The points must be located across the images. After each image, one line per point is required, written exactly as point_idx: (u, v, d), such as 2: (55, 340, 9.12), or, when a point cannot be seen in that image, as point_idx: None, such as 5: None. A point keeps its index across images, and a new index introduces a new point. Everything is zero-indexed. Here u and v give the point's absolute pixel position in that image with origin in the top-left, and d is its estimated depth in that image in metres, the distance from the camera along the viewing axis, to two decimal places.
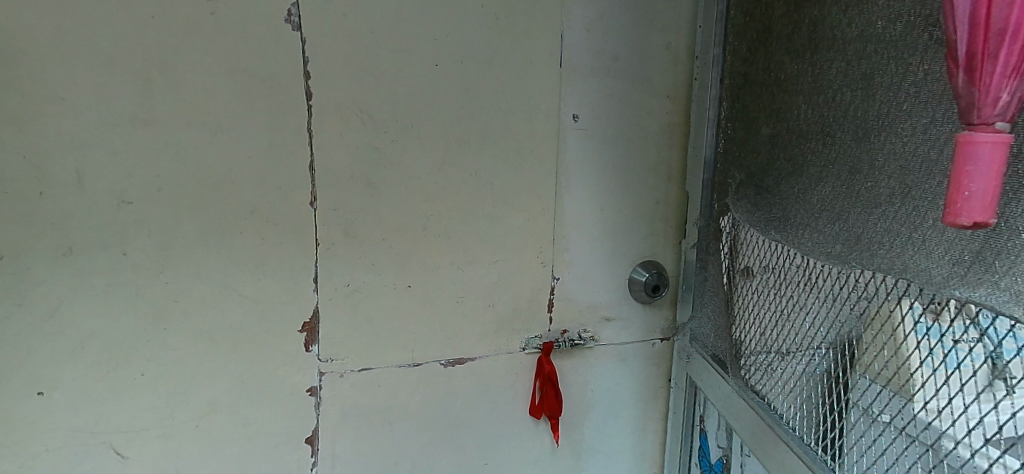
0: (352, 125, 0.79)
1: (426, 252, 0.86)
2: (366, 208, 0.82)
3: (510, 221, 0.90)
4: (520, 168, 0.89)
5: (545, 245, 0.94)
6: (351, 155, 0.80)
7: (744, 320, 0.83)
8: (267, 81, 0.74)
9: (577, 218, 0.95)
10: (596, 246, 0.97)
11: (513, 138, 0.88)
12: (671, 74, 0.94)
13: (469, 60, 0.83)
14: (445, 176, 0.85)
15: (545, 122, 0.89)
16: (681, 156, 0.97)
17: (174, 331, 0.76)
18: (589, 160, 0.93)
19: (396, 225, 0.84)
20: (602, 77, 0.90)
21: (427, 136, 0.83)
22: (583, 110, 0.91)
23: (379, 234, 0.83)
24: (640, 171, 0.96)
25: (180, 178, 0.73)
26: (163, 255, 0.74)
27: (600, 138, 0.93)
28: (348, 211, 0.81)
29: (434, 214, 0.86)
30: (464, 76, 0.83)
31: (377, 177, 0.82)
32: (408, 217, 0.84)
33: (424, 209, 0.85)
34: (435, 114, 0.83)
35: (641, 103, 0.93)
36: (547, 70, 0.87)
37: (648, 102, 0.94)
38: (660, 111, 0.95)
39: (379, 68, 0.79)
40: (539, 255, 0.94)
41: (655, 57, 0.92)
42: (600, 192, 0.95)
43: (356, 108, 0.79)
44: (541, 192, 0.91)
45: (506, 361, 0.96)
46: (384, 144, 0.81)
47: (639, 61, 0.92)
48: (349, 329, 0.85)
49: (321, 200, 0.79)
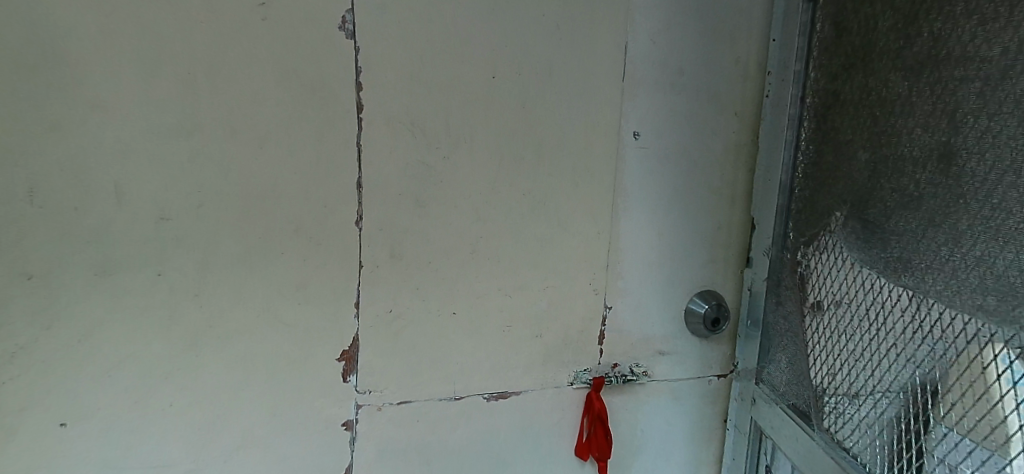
0: (401, 139, 0.73)
1: (474, 276, 0.80)
2: (413, 228, 0.76)
3: (563, 244, 0.84)
4: (576, 188, 0.83)
5: (599, 272, 0.87)
6: (400, 172, 0.74)
7: (823, 364, 0.74)
8: (316, 91, 0.69)
9: (633, 244, 0.88)
10: (652, 274, 0.90)
11: (571, 158, 0.82)
12: (740, 90, 0.87)
13: (528, 73, 0.78)
14: (498, 196, 0.79)
15: (605, 140, 0.83)
16: (746, 180, 0.90)
17: (207, 358, 0.71)
18: (648, 182, 0.86)
19: (443, 247, 0.78)
20: (667, 92, 0.84)
21: (481, 152, 0.77)
22: (645, 128, 0.84)
23: (426, 257, 0.77)
24: (703, 194, 0.89)
25: (222, 194, 0.68)
26: (200, 276, 0.69)
27: (662, 159, 0.86)
28: (394, 230, 0.75)
29: (485, 236, 0.80)
30: (523, 90, 0.78)
31: (427, 195, 0.76)
32: (455, 238, 0.78)
33: (473, 231, 0.79)
34: (490, 130, 0.77)
35: (707, 121, 0.87)
36: (609, 83, 0.81)
37: (714, 122, 0.87)
38: (727, 130, 0.88)
39: (432, 79, 0.74)
40: (593, 282, 0.87)
41: (723, 74, 0.86)
42: (659, 215, 0.88)
43: (407, 120, 0.73)
44: (597, 214, 0.85)
45: (553, 396, 0.88)
46: (436, 160, 0.75)
47: (707, 77, 0.85)
48: (389, 359, 0.78)
49: (366, 218, 0.74)
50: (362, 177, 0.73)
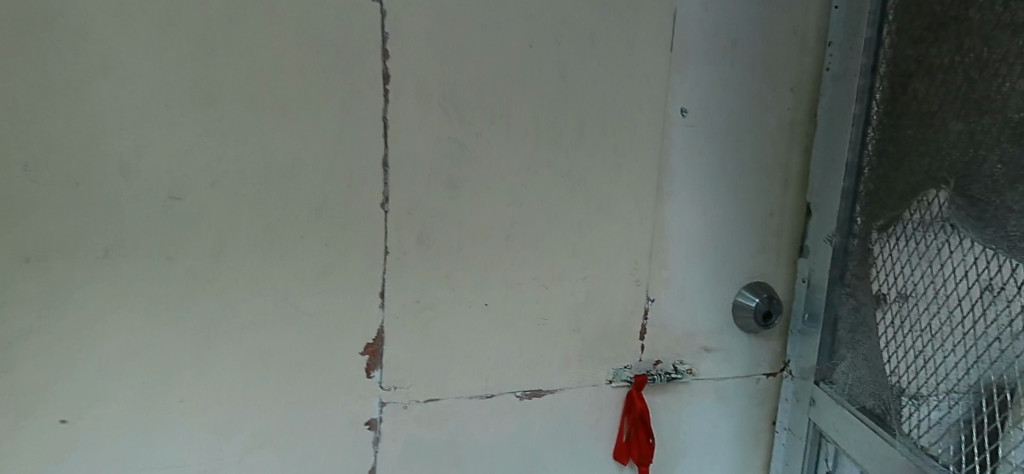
0: (430, 113, 0.67)
1: (507, 264, 0.74)
2: (443, 212, 0.70)
3: (604, 230, 0.77)
4: (619, 169, 0.76)
5: (641, 260, 0.80)
6: (429, 149, 0.68)
7: (902, 358, 0.68)
8: (338, 60, 0.63)
9: (679, 231, 0.81)
10: (699, 264, 0.83)
11: (613, 135, 0.75)
12: (798, 62, 0.79)
13: (569, 42, 0.71)
14: (535, 176, 0.73)
15: (651, 116, 0.76)
16: (802, 161, 0.82)
17: (220, 351, 0.65)
18: (697, 164, 0.79)
19: (475, 232, 0.72)
20: (719, 63, 0.77)
21: (516, 128, 0.71)
22: (693, 103, 0.77)
23: (457, 243, 0.71)
24: (755, 177, 0.82)
25: (236, 172, 0.62)
26: (212, 262, 0.63)
27: (711, 138, 0.79)
28: (423, 213, 0.69)
29: (520, 220, 0.73)
30: (562, 60, 0.71)
31: (458, 175, 0.69)
32: (488, 223, 0.72)
33: (507, 215, 0.72)
34: (527, 104, 0.71)
35: (761, 96, 0.79)
36: (656, 54, 0.74)
37: (768, 97, 0.79)
38: (783, 106, 0.80)
39: (465, 48, 0.67)
40: (635, 272, 0.80)
41: (779, 44, 0.78)
42: (707, 199, 0.81)
43: (437, 92, 0.67)
44: (640, 198, 0.78)
45: (590, 395, 0.82)
46: (468, 137, 0.69)
47: (762, 47, 0.78)
48: (416, 353, 0.72)
49: (392, 199, 0.68)
50: (388, 154, 0.67)
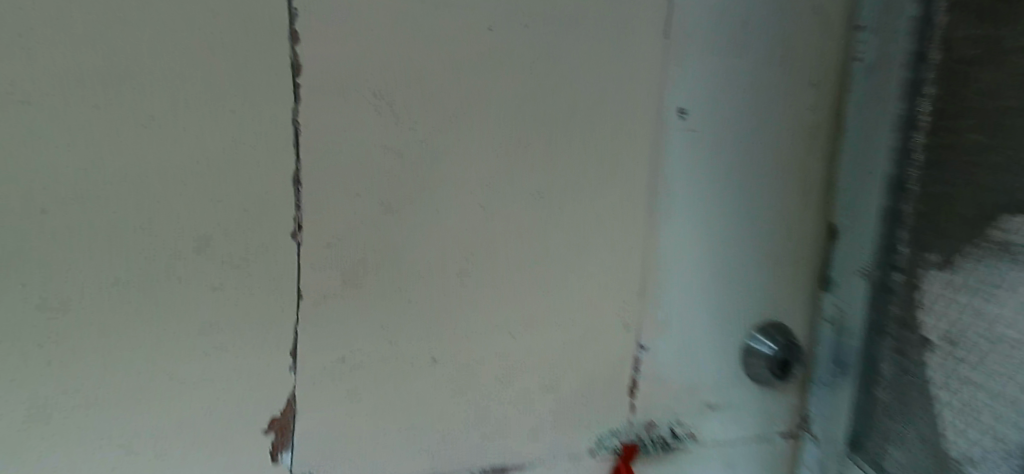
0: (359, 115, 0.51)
1: (459, 309, 0.58)
2: (376, 243, 0.54)
3: (585, 265, 0.61)
4: (602, 188, 0.60)
5: (631, 300, 0.64)
6: (357, 163, 0.52)
7: (972, 431, 0.53)
8: (228, 45, 0.47)
9: (677, 263, 0.66)
10: (702, 301, 0.68)
11: (597, 145, 0.59)
12: (818, 54, 0.66)
13: (539, 26, 0.55)
14: (496, 198, 0.57)
15: (642, 122, 0.60)
16: (819, 178, 0.69)
17: (64, 431, 0.49)
18: (700, 180, 0.64)
19: (418, 269, 0.56)
20: (727, 55, 0.62)
21: (472, 136, 0.55)
22: (694, 103, 0.62)
23: (394, 284, 0.55)
24: (767, 195, 0.68)
25: (79, 197, 0.46)
26: (49, 317, 0.47)
27: (717, 149, 0.64)
28: (349, 245, 0.53)
29: (478, 253, 0.57)
30: (532, 49, 0.55)
31: (395, 197, 0.54)
32: (436, 257, 0.56)
33: (461, 248, 0.57)
34: (487, 105, 0.55)
35: (775, 96, 0.65)
36: (649, 42, 0.59)
37: (784, 100, 0.65)
38: (801, 106, 0.67)
39: (402, 28, 0.51)
40: (623, 315, 0.64)
41: (798, 36, 0.64)
42: (711, 223, 0.66)
43: (367, 86, 0.51)
44: (629, 223, 0.62)
45: (568, 468, 0.66)
46: (410, 147, 0.53)
47: (777, 39, 0.64)
48: (338, 427, 0.56)
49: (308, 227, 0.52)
50: (303, 169, 0.51)
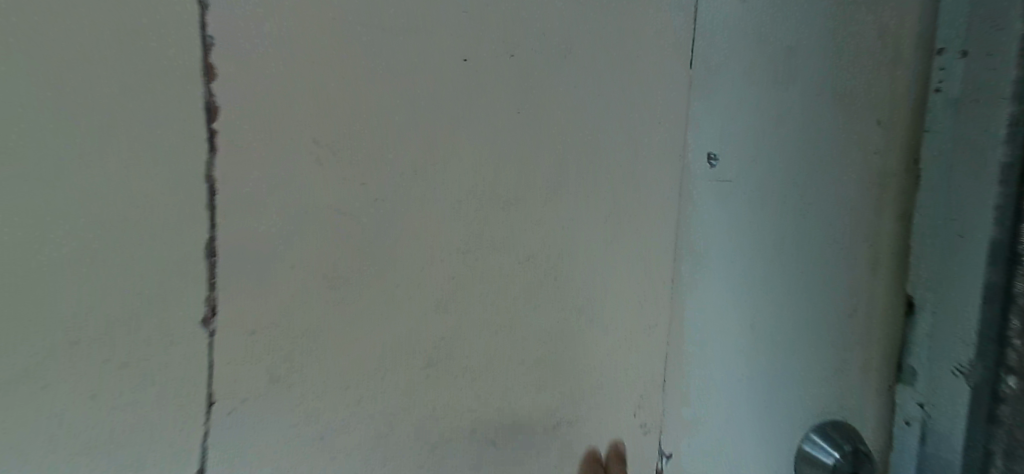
0: (296, 168, 0.40)
1: (430, 399, 0.48)
2: (319, 330, 0.43)
3: (590, 337, 0.53)
4: (610, 247, 0.52)
5: (646, 376, 0.56)
6: (294, 231, 0.40)
7: None
8: (84, 86, 0.34)
9: (710, 334, 0.57)
10: (738, 375, 0.58)
11: (606, 200, 0.51)
12: (872, 90, 0.59)
13: (535, 61, 0.47)
14: (478, 264, 0.47)
15: (660, 171, 0.53)
16: (882, 234, 0.61)
17: None
18: (732, 234, 0.56)
19: (376, 358, 0.45)
20: (762, 94, 0.55)
21: (445, 192, 0.45)
22: (725, 148, 0.54)
23: (343, 379, 0.44)
24: (818, 251, 0.59)
25: None
26: None
27: (753, 202, 0.56)
28: (280, 336, 0.41)
29: (453, 332, 0.47)
30: (524, 87, 0.47)
31: (347, 270, 0.43)
32: (408, 339, 0.46)
33: (435, 327, 0.47)
34: (463, 153, 0.45)
35: (822, 139, 0.58)
36: (668, 81, 0.52)
37: (829, 146, 0.58)
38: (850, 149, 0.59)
39: (354, 59, 0.40)
40: (638, 394, 0.55)
41: (841, 74, 0.57)
42: (749, 284, 0.57)
43: (303, 131, 0.39)
44: (644, 287, 0.54)
45: None
46: (361, 209, 0.42)
47: (813, 76, 0.56)
48: None
49: (222, 315, 0.39)
50: (218, 236, 0.38)
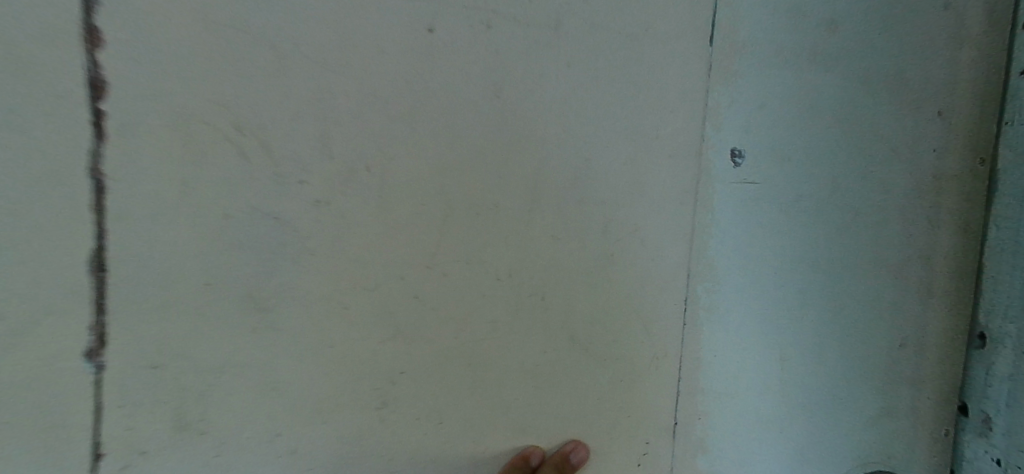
0: (220, 168, 0.35)
1: (386, 435, 0.40)
2: (247, 347, 0.36)
3: (582, 367, 0.44)
4: (610, 262, 0.43)
5: (651, 415, 0.46)
6: (212, 240, 0.35)
7: None
8: None
9: (732, 372, 0.47)
10: (767, 415, 0.48)
11: (603, 207, 0.43)
12: (952, 66, 0.47)
13: (517, 39, 0.39)
14: (441, 276, 0.40)
15: (669, 167, 0.44)
16: (965, 247, 0.48)
17: None
18: (762, 245, 0.46)
19: (320, 381, 0.38)
20: (799, 74, 0.45)
21: (404, 190, 0.39)
22: (752, 140, 0.44)
23: (280, 404, 0.38)
24: (877, 269, 0.47)
25: None
26: None
27: (787, 210, 0.45)
28: (196, 353, 0.35)
29: (413, 356, 0.40)
30: (501, 70, 0.40)
31: (281, 286, 0.37)
32: (357, 373, 0.39)
33: (390, 351, 0.39)
34: (424, 150, 0.39)
35: (880, 129, 0.46)
36: (681, 61, 0.43)
37: (890, 138, 0.46)
38: (922, 143, 0.47)
39: (292, 40, 0.35)
40: (642, 434, 0.46)
41: (905, 51, 0.46)
42: (784, 306, 0.46)
43: (229, 125, 0.35)
44: (649, 310, 0.45)
45: None
46: (298, 208, 0.36)
47: (868, 55, 0.45)
48: None
49: (111, 339, 0.34)
50: (106, 236, 0.33)
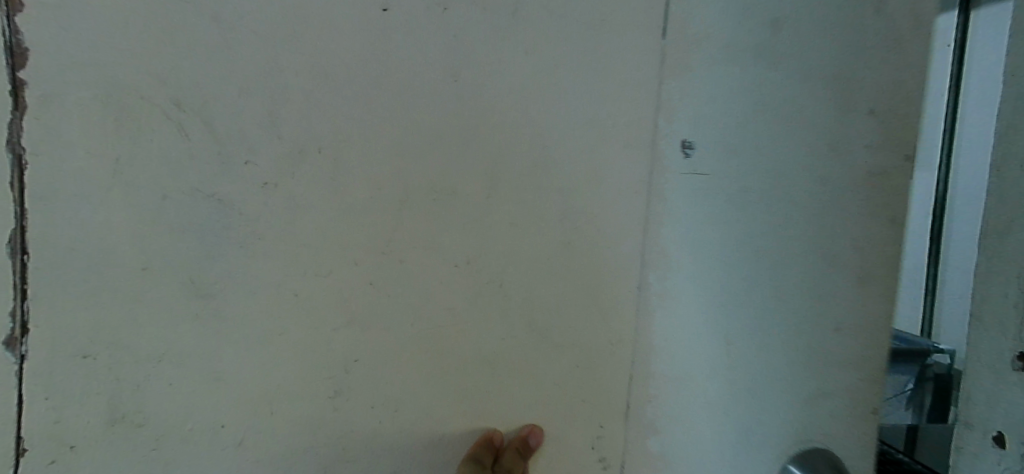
0: (160, 148, 0.33)
1: (338, 423, 0.39)
2: (187, 333, 0.35)
3: (538, 353, 0.44)
4: (566, 248, 0.44)
5: (604, 397, 0.47)
6: (152, 223, 0.34)
7: None
8: None
9: (682, 356, 0.48)
10: (718, 400, 0.49)
11: (562, 195, 0.43)
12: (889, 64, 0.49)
13: (475, 23, 0.39)
14: (397, 262, 0.39)
15: (622, 156, 0.45)
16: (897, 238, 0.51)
17: None
18: (711, 234, 0.47)
19: (267, 369, 0.37)
20: (746, 68, 0.46)
21: (360, 173, 0.38)
22: (701, 131, 0.46)
23: (224, 393, 0.36)
24: (820, 258, 0.49)
25: None
26: None
27: (734, 200, 0.47)
28: (134, 337, 0.34)
29: (367, 344, 0.39)
30: (460, 54, 0.39)
31: (226, 269, 0.35)
32: (308, 361, 0.38)
33: (344, 339, 0.38)
34: (381, 134, 0.38)
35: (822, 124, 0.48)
36: (634, 52, 0.44)
37: (832, 133, 0.48)
38: (860, 138, 0.49)
39: (241, 15, 0.34)
40: (595, 416, 0.47)
41: (846, 49, 0.48)
42: (733, 293, 0.48)
43: (172, 102, 0.33)
44: (602, 296, 0.46)
45: None
46: (244, 188, 0.35)
47: (810, 50, 0.47)
48: None
49: (32, 325, 0.32)
50: (27, 216, 0.32)
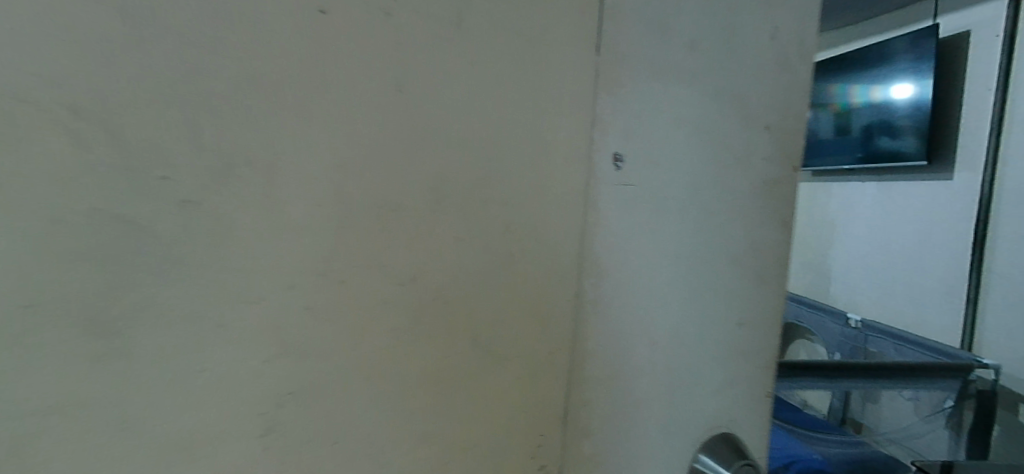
0: (50, 161, 0.28)
1: (269, 460, 0.36)
2: (86, 375, 0.30)
3: (478, 368, 0.44)
4: (507, 261, 0.44)
5: (543, 405, 0.48)
6: (40, 248, 0.28)
7: None
8: None
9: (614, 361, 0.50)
10: (643, 397, 0.52)
11: (504, 208, 0.43)
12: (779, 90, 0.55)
13: (415, 29, 0.38)
14: (333, 283, 0.37)
15: (561, 170, 0.45)
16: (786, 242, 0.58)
17: None
18: (638, 244, 0.50)
19: (186, 408, 0.33)
20: (668, 87, 0.49)
21: (291, 188, 0.34)
22: (630, 146, 0.48)
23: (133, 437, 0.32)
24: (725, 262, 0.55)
25: None
26: None
27: (658, 211, 0.50)
28: (17, 383, 0.29)
29: (302, 373, 0.36)
30: (400, 62, 0.37)
31: (134, 300, 0.31)
32: (234, 396, 0.34)
33: (274, 370, 0.35)
34: (314, 146, 0.35)
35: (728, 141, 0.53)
36: (571, 66, 0.45)
37: (736, 149, 0.54)
38: (758, 155, 0.55)
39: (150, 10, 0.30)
40: (535, 426, 0.48)
41: (748, 74, 0.53)
42: (655, 297, 0.52)
43: (65, 108, 0.28)
44: (542, 308, 0.46)
45: None
46: (156, 206, 0.31)
47: (721, 76, 0.52)
48: None
49: None
50: None
